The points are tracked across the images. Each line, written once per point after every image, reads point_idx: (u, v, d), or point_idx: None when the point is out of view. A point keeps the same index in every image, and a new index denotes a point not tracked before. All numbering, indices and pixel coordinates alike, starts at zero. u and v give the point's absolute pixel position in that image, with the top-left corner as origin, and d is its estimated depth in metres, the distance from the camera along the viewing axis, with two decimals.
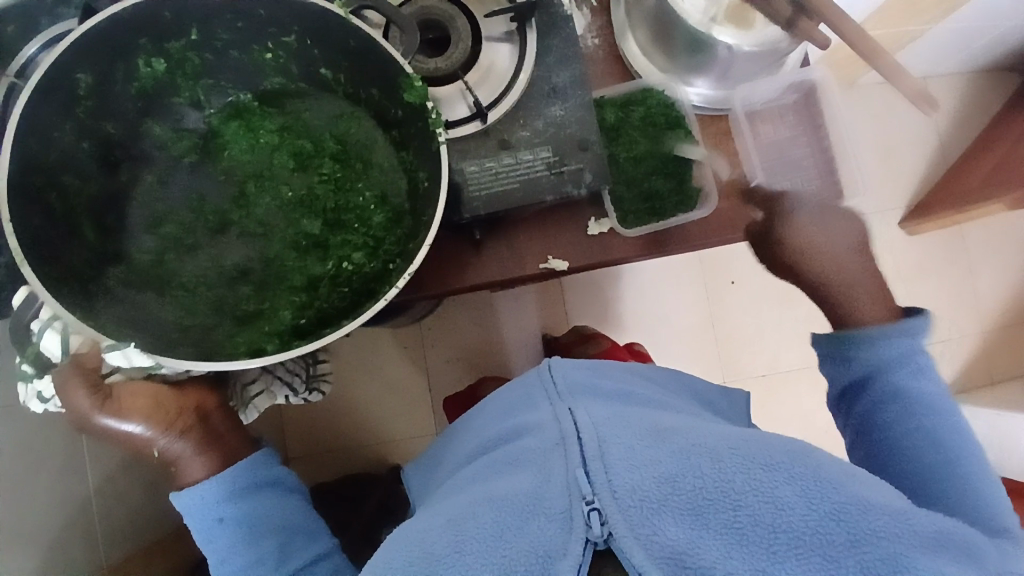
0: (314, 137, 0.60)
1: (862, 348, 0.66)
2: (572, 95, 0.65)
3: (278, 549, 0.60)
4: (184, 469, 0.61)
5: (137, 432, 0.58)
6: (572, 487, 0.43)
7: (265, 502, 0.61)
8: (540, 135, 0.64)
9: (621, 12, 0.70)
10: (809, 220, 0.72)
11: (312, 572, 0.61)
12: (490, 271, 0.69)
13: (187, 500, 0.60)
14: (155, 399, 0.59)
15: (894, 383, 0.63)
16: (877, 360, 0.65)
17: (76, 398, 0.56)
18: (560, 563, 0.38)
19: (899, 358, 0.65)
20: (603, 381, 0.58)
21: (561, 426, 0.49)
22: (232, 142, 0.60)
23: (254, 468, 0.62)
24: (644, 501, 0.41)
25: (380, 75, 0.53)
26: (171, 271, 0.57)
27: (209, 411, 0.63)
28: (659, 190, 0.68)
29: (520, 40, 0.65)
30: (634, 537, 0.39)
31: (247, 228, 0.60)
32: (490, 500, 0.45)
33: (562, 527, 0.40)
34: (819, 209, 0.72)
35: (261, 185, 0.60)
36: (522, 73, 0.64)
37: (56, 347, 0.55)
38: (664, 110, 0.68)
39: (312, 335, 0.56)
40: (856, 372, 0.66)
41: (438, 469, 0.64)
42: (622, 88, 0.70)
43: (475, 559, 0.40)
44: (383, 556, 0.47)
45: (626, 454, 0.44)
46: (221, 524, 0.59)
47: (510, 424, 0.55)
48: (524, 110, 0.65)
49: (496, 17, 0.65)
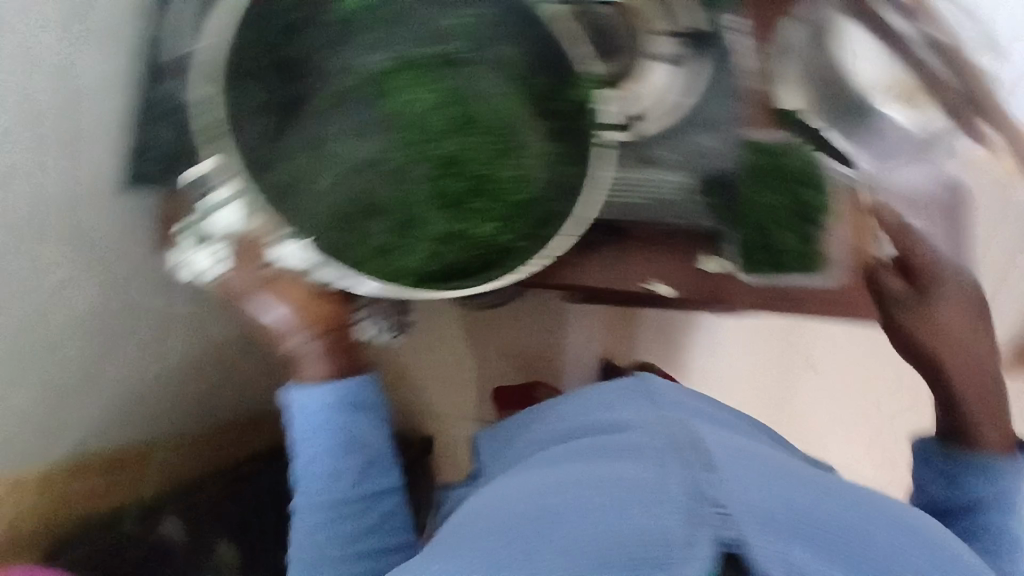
0: (481, 107, 0.60)
1: (971, 473, 0.64)
2: (727, 129, 0.65)
3: (360, 471, 0.58)
4: (307, 368, 0.61)
5: (282, 317, 0.62)
6: (696, 490, 0.44)
7: (363, 423, 0.59)
8: (683, 160, 0.65)
9: (788, 62, 0.68)
10: (956, 314, 0.69)
11: (380, 505, 0.58)
12: (595, 277, 0.69)
13: (298, 393, 0.58)
14: (306, 296, 0.62)
15: (992, 518, 0.62)
16: (984, 489, 0.63)
17: (245, 271, 0.62)
18: (686, 554, 0.40)
19: (1000, 488, 0.63)
20: (687, 401, 0.63)
21: (670, 435, 0.51)
22: (401, 89, 0.59)
23: (364, 390, 0.60)
24: (769, 521, 0.43)
25: (557, 80, 0.59)
26: (316, 195, 0.58)
27: (343, 326, 0.63)
28: (784, 245, 0.66)
29: (687, 65, 0.64)
30: (764, 550, 0.41)
31: (392, 172, 0.60)
32: (604, 483, 0.46)
33: (687, 520, 0.42)
34: (968, 307, 0.70)
35: (414, 135, 0.59)
36: (679, 97, 0.65)
37: (226, 216, 0.59)
38: (815, 172, 0.66)
39: (440, 286, 0.61)
40: (959, 498, 0.64)
41: (516, 439, 0.70)
42: (771, 136, 0.66)
43: (600, 531, 0.41)
44: (491, 511, 0.49)
45: (743, 475, 0.46)
46: (323, 430, 0.58)
47: (607, 417, 0.60)
48: (675, 132, 0.65)
49: (668, 38, 0.64)
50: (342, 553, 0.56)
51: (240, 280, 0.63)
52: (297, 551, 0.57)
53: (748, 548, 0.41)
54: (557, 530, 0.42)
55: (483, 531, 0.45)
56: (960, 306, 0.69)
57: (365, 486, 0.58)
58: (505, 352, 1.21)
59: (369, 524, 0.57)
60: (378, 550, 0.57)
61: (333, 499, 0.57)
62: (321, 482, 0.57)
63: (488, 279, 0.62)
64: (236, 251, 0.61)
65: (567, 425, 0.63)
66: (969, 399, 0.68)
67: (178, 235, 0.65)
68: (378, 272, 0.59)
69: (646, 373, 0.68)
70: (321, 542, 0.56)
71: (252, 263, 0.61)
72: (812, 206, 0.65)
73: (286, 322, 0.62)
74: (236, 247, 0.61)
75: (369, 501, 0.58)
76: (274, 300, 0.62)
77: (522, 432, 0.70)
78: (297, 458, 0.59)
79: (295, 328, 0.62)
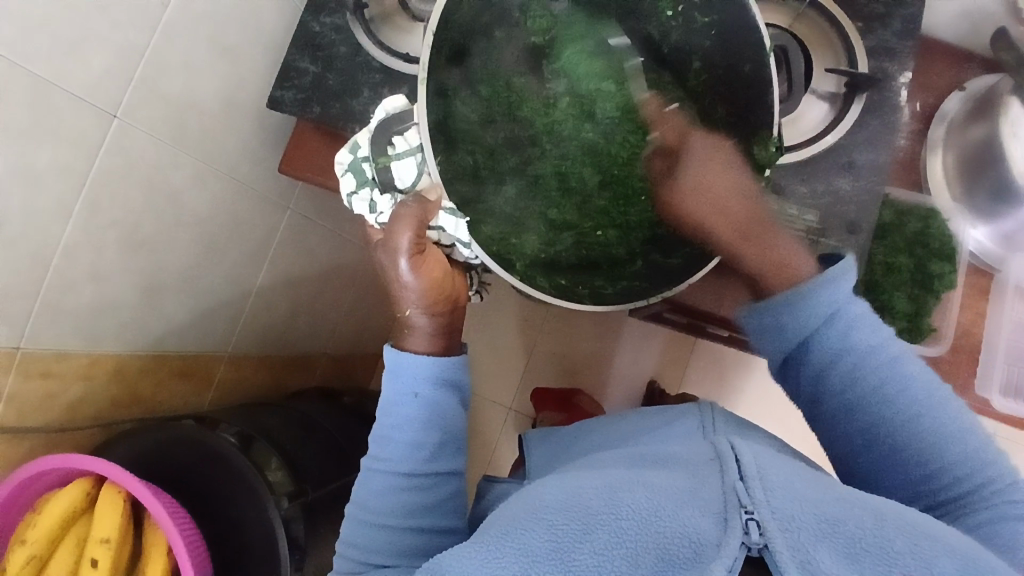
0: (650, 107, 0.60)
1: (778, 313, 0.51)
2: (867, 176, 0.64)
3: (436, 447, 0.54)
4: (409, 337, 0.58)
5: (410, 290, 0.56)
6: (728, 498, 0.38)
7: (450, 402, 0.56)
8: (815, 198, 0.64)
9: (941, 129, 0.67)
10: (709, 171, 0.54)
11: (443, 487, 0.54)
12: (691, 292, 0.69)
13: (400, 357, 0.55)
14: (441, 276, 0.57)
15: (832, 345, 0.49)
16: (810, 321, 0.50)
17: (399, 237, 0.55)
18: (713, 552, 0.35)
19: (831, 314, 0.49)
20: (760, 433, 0.57)
21: (716, 446, 0.45)
22: (573, 55, 0.61)
23: (460, 369, 0.57)
24: (805, 525, 0.35)
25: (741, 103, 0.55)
26: (466, 130, 0.58)
27: (459, 309, 0.59)
28: (895, 309, 0.66)
29: (841, 106, 0.66)
30: (791, 554, 0.34)
31: (534, 137, 0.61)
32: (638, 481, 0.41)
33: (716, 524, 0.36)
34: (727, 164, 0.55)
35: (574, 113, 0.61)
36: (829, 135, 0.65)
37: (403, 171, 0.59)
38: (941, 237, 0.66)
39: (541, 269, 0.58)
40: (790, 341, 0.51)
41: (574, 445, 0.65)
42: (910, 198, 0.68)
43: (624, 524, 0.37)
44: (508, 508, 0.44)
45: (787, 481, 0.40)
46: (413, 400, 0.54)
47: (658, 438, 0.55)
48: (814, 169, 0.65)
49: (830, 75, 0.66)
50: (391, 525, 0.52)
51: (390, 240, 0.55)
52: (352, 504, 0.55)
53: (775, 551, 0.34)
54: (594, 528, 0.37)
55: (510, 525, 0.40)
56: (718, 163, 0.55)
57: (435, 465, 0.54)
58: (552, 355, 1.20)
59: (426, 503, 0.53)
60: (429, 532, 0.52)
61: (400, 468, 0.53)
62: (397, 449, 0.54)
63: (588, 287, 0.58)
64: (401, 212, 0.55)
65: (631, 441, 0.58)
66: (727, 239, 0.54)
67: (356, 162, 0.62)
68: (495, 246, 0.55)
69: (710, 403, 0.61)
70: (377, 505, 0.53)
71: (413, 232, 0.54)
72: (938, 276, 0.66)
73: (411, 295, 0.56)
74: (406, 210, 0.55)
75: (434, 479, 0.54)
76: (411, 271, 0.55)
77: (580, 439, 0.65)
78: (379, 417, 0.56)
79: (416, 302, 0.56)
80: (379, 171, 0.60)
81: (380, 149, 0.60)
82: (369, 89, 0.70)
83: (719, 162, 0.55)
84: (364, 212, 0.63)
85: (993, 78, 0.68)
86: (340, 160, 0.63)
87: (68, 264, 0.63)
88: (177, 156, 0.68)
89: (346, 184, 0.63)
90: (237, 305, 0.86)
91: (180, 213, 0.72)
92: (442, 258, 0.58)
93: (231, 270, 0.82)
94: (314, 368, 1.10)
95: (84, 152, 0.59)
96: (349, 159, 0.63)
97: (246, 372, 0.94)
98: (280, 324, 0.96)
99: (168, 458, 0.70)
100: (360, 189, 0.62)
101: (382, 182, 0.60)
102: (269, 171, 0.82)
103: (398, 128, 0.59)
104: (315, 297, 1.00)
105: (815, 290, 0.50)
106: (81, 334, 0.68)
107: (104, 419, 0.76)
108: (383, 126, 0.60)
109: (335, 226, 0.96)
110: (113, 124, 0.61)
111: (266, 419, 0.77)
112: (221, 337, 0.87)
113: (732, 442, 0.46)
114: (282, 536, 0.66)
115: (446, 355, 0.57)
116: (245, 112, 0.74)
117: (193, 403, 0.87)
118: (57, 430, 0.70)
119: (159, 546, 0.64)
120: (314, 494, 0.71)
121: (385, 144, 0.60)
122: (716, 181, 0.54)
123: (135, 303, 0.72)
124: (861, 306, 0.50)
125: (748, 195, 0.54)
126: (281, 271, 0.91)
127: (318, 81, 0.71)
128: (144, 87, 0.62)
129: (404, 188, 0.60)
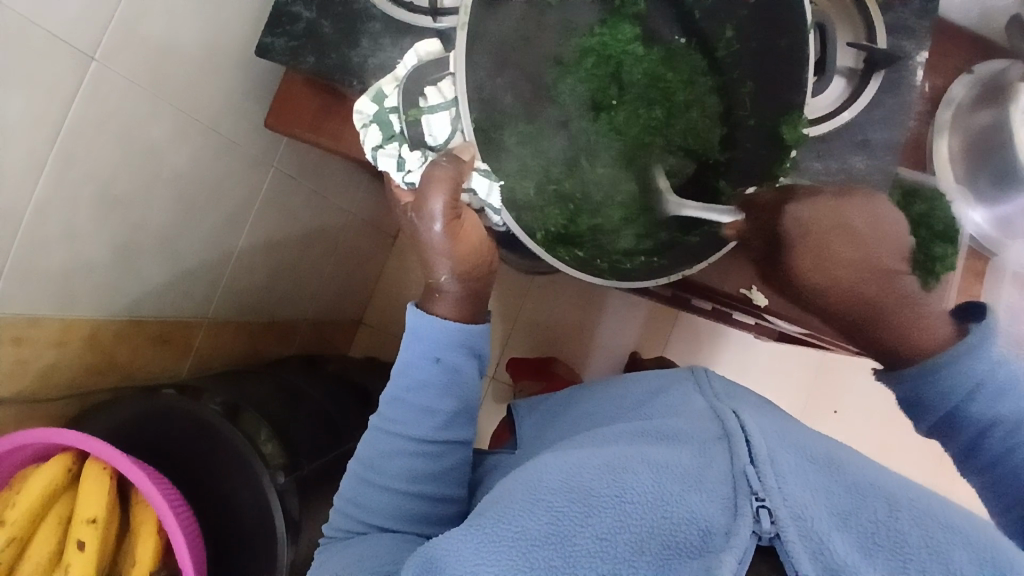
0: (675, 79, 0.61)
1: (921, 386, 0.50)
2: (880, 155, 0.64)
3: (452, 414, 0.55)
4: (438, 301, 0.57)
5: (444, 264, 0.56)
6: (738, 482, 0.40)
7: (471, 370, 0.56)
8: (829, 175, 0.64)
9: (948, 113, 0.69)
10: (819, 229, 0.53)
11: (452, 455, 0.55)
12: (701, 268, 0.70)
13: (421, 321, 0.55)
14: (477, 242, 0.57)
15: (978, 415, 0.47)
16: (951, 395, 0.48)
17: (433, 202, 0.54)
18: (722, 541, 0.37)
19: (980, 384, 0.47)
20: (754, 395, 0.59)
21: (725, 425, 0.47)
22: (616, 28, 0.61)
23: (483, 336, 0.57)
24: (817, 515, 0.38)
25: (770, 82, 0.56)
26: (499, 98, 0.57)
27: (493, 275, 0.59)
28: None
29: (859, 82, 0.65)
30: (804, 545, 0.36)
31: (560, 95, 0.60)
32: (650, 463, 0.43)
33: (726, 509, 0.39)
34: (845, 231, 0.52)
35: (600, 74, 0.61)
36: (847, 112, 0.64)
37: (439, 127, 0.57)
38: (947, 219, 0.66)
39: (575, 247, 0.59)
40: (935, 412, 0.50)
41: (565, 413, 0.66)
42: (916, 177, 0.69)
43: (637, 510, 0.39)
44: (519, 483, 0.45)
45: (796, 467, 0.42)
46: (434, 365, 0.55)
47: (659, 406, 0.56)
48: (829, 147, 0.64)
49: (850, 50, 0.66)
50: (396, 489, 0.53)
51: (423, 205, 0.55)
52: (356, 460, 0.57)
53: (786, 542, 0.36)
54: (597, 512, 0.39)
55: (512, 507, 0.42)
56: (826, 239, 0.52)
57: (448, 432, 0.55)
58: (537, 325, 1.20)
59: (433, 470, 0.54)
60: (431, 499, 0.54)
61: (410, 432, 0.54)
62: (409, 412, 0.54)
63: (608, 261, 0.59)
64: (435, 173, 0.54)
65: (625, 412, 0.59)
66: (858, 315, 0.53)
67: (384, 112, 0.60)
68: (517, 212, 0.57)
69: (704, 370, 0.62)
70: (385, 468, 0.54)
71: (447, 196, 0.54)
72: (943, 259, 0.64)
73: (445, 260, 0.56)
74: (441, 171, 0.54)
75: (443, 448, 0.55)
76: (446, 237, 0.55)
77: (572, 405, 0.66)
78: (394, 378, 0.56)
79: (450, 268, 0.56)
80: (409, 125, 0.59)
81: (411, 101, 0.58)
82: (367, 39, 0.66)
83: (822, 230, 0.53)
84: (389, 166, 0.61)
85: (998, 63, 0.69)
86: (363, 111, 0.61)
87: (40, 220, 0.57)
88: (156, 103, 0.63)
89: (372, 136, 0.61)
90: (218, 271, 0.82)
91: (160, 168, 0.67)
92: (479, 223, 0.58)
93: (214, 231, 0.78)
94: (292, 337, 1.05)
95: (59, 98, 0.54)
96: (373, 110, 0.61)
97: (224, 339, 0.90)
98: (260, 289, 0.92)
99: (149, 430, 0.66)
100: (388, 144, 0.61)
101: (415, 137, 0.59)
102: (252, 125, 0.76)
103: (433, 78, 0.59)
104: (299, 261, 0.96)
105: (963, 360, 0.48)
106: (53, 297, 0.62)
107: (77, 388, 0.70)
108: (415, 76, 0.59)
109: (319, 186, 0.93)
110: (91, 69, 0.56)
111: (251, 387, 0.74)
112: (200, 302, 0.82)
113: (739, 422, 0.47)
114: (277, 513, 0.63)
115: (473, 322, 0.57)
116: (228, 58, 0.69)
117: (170, 371, 0.82)
118: (28, 402, 0.64)
119: (148, 526, 0.61)
120: (308, 467, 0.68)
121: (417, 96, 0.58)
122: (845, 248, 0.52)
123: (111, 265, 0.67)
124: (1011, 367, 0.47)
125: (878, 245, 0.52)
126: (265, 233, 0.86)
127: (312, 28, 0.66)
128: (127, 26, 0.57)
129: (435, 145, 0.58)
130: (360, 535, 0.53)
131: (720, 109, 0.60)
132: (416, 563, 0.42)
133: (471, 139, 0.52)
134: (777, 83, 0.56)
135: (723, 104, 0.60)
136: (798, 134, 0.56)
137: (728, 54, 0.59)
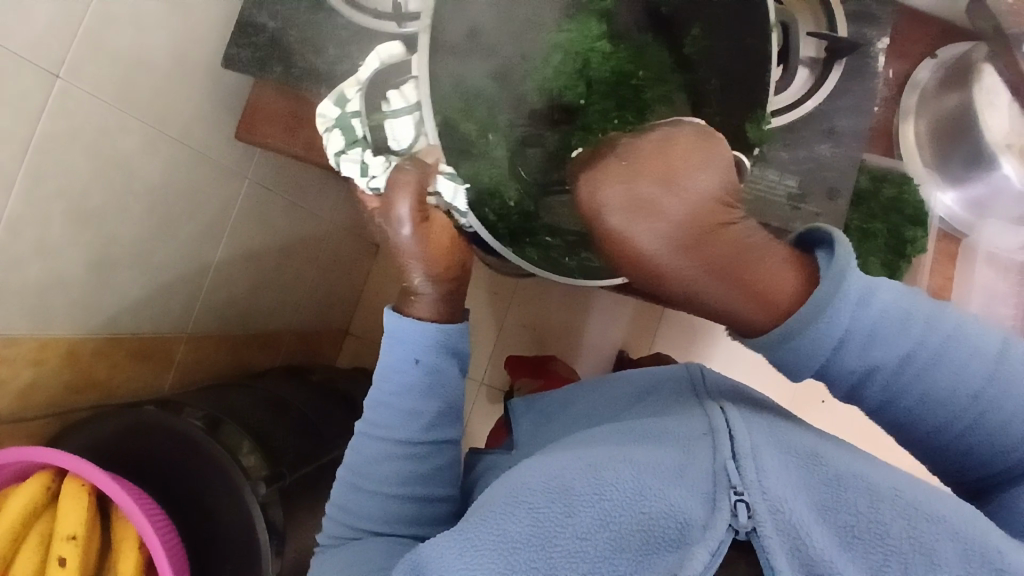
0: (645, 76, 0.59)
1: (787, 355, 0.44)
2: (847, 143, 0.65)
3: (436, 415, 0.55)
4: (415, 307, 0.56)
5: (414, 269, 0.55)
6: (718, 476, 0.40)
7: (453, 372, 0.56)
8: (796, 163, 0.65)
9: (914, 97, 0.69)
10: (639, 190, 0.38)
11: (438, 457, 0.55)
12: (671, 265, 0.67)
13: (400, 323, 0.55)
14: (449, 242, 0.56)
15: (854, 368, 0.44)
16: (822, 355, 0.43)
17: (399, 206, 0.53)
18: (699, 535, 0.37)
19: (849, 337, 0.43)
20: (744, 389, 0.60)
21: (711, 420, 0.47)
22: (580, 27, 0.59)
23: (462, 337, 0.57)
24: (796, 508, 0.38)
25: (737, 80, 0.59)
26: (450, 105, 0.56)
27: (467, 274, 0.58)
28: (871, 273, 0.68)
29: (821, 71, 0.66)
30: (780, 539, 0.36)
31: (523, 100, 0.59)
32: (631, 460, 0.42)
33: (705, 504, 0.38)
34: (665, 180, 0.38)
35: (568, 71, 0.58)
36: (809, 101, 0.65)
37: (401, 129, 0.58)
38: (914, 202, 0.68)
39: (531, 239, 0.61)
40: (803, 375, 0.45)
41: (559, 416, 0.65)
42: (885, 163, 0.70)
43: (614, 509, 0.39)
44: (503, 487, 0.45)
45: (779, 460, 0.42)
46: (414, 367, 0.54)
47: (650, 407, 0.56)
48: (795, 136, 0.65)
49: (810, 39, 0.66)
50: (385, 493, 0.54)
51: (390, 209, 0.54)
52: (346, 469, 0.57)
53: (763, 537, 0.36)
54: (577, 511, 0.39)
55: (494, 511, 0.42)
56: (650, 197, 0.38)
57: (432, 433, 0.55)
58: (523, 326, 1.20)
59: (422, 473, 0.54)
60: (423, 502, 0.54)
61: (396, 437, 0.54)
62: (395, 416, 0.55)
63: (575, 257, 0.60)
64: (400, 177, 0.54)
65: (616, 414, 0.59)
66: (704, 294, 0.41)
67: (345, 117, 0.61)
68: (487, 211, 0.58)
69: (699, 366, 0.62)
70: (371, 473, 0.55)
71: (413, 199, 0.53)
72: (911, 242, 0.68)
73: (418, 263, 0.54)
74: (405, 175, 0.54)
75: (430, 449, 0.55)
76: (415, 239, 0.54)
77: (567, 408, 0.66)
78: (376, 383, 0.56)
79: (423, 270, 0.54)
80: (373, 129, 0.60)
81: (374, 106, 0.60)
82: (335, 48, 0.66)
83: (633, 183, 0.38)
84: (352, 172, 0.59)
85: (962, 46, 0.69)
86: (326, 115, 0.62)
87: (12, 240, 0.57)
88: (122, 117, 0.63)
89: (335, 142, 0.61)
90: (196, 283, 0.82)
91: (132, 183, 0.67)
92: (451, 225, 0.57)
93: (190, 243, 0.78)
94: (276, 348, 1.05)
95: (25, 116, 0.54)
96: (336, 114, 0.61)
97: (206, 353, 0.90)
98: (240, 301, 0.92)
99: (129, 446, 0.66)
100: (351, 149, 0.60)
101: (379, 142, 0.60)
102: (225, 136, 0.77)
103: (397, 81, 0.61)
104: (279, 272, 0.96)
105: (829, 315, 0.42)
106: (28, 314, 0.62)
107: (59, 407, 0.70)
108: (380, 80, 0.61)
109: (297, 197, 0.93)
110: (56, 86, 0.56)
111: (236, 401, 0.74)
112: (179, 315, 0.82)
113: (724, 416, 0.47)
114: (260, 522, 0.64)
115: (451, 323, 0.56)
116: (196, 72, 0.69)
117: (152, 387, 0.82)
118: (9, 421, 0.65)
119: (128, 541, 0.61)
120: (291, 477, 0.69)
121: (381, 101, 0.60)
122: (677, 212, 0.38)
123: (84, 281, 0.67)
124: (876, 306, 0.43)
125: (707, 191, 0.39)
126: (244, 245, 0.87)
127: (278, 38, 0.66)
128: (88, 43, 0.57)
129: (399, 149, 0.59)
130: (352, 542, 0.54)
131: (687, 102, 0.59)
132: (405, 570, 0.42)
133: (435, 137, 0.54)
134: (743, 81, 0.58)
135: (687, 99, 0.60)
136: (759, 133, 0.58)
137: (695, 49, 0.60)
